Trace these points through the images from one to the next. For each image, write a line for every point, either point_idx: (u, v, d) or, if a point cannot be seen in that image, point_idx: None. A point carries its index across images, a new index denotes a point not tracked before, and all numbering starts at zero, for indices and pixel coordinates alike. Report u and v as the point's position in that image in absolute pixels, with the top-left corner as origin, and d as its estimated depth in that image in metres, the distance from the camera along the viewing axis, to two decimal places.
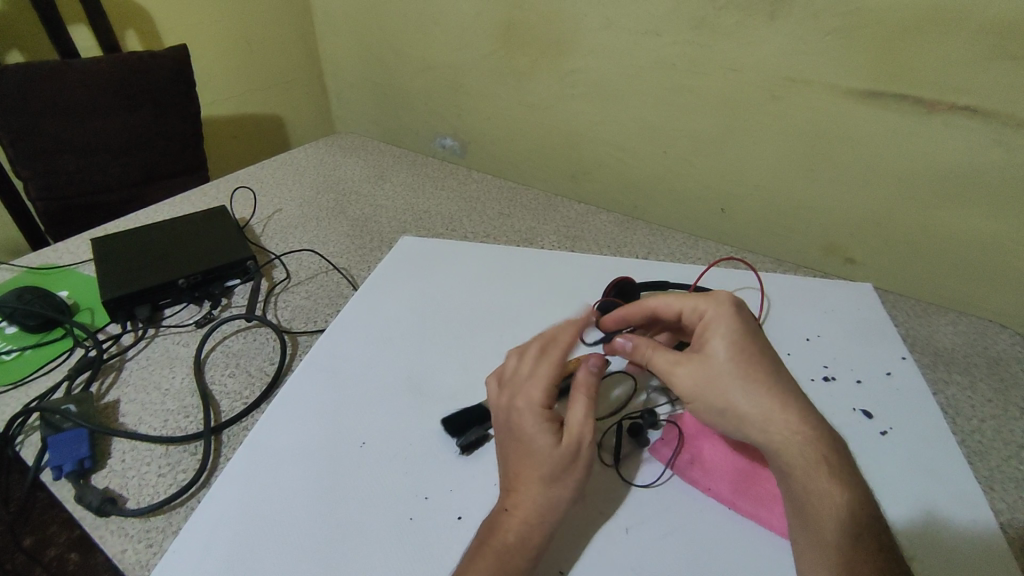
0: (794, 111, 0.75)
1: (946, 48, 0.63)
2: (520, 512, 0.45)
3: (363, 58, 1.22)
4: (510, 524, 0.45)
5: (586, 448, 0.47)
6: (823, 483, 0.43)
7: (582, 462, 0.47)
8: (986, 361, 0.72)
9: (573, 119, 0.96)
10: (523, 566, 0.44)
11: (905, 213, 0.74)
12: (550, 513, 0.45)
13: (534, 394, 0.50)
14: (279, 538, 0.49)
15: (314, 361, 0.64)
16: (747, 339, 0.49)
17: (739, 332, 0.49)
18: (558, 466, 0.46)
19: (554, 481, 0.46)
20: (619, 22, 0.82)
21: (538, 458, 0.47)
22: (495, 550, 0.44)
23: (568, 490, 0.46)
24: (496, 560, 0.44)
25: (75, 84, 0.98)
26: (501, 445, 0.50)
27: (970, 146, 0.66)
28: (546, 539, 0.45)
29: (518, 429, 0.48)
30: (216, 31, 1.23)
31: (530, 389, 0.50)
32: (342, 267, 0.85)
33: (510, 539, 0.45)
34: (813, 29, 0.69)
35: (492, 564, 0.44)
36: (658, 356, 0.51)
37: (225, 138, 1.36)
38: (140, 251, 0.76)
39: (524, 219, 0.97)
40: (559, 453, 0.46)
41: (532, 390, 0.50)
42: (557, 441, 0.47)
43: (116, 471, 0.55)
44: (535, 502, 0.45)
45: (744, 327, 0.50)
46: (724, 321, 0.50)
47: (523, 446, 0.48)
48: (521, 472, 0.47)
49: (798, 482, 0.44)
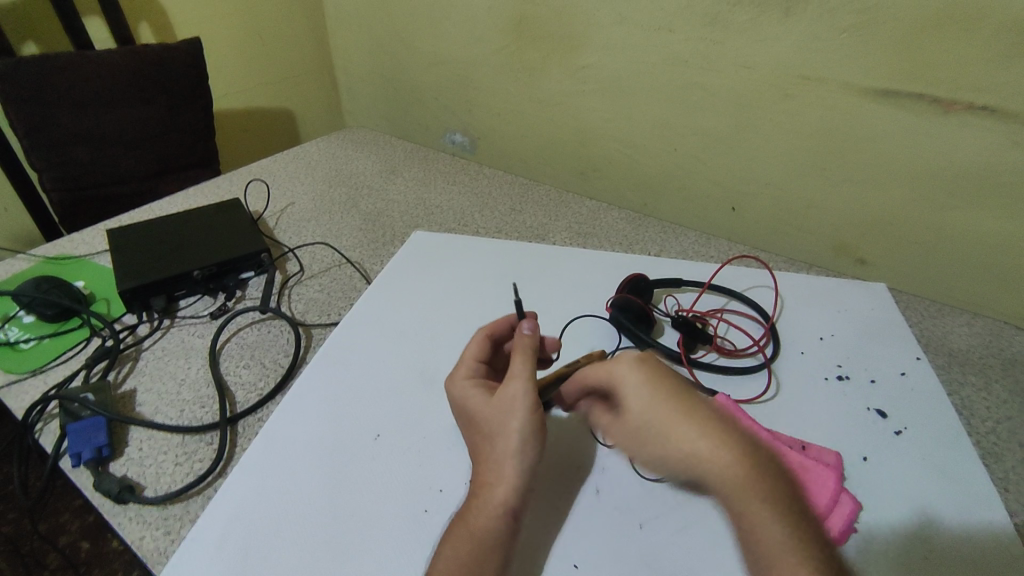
0: (809, 109, 0.75)
1: (964, 47, 0.62)
2: (481, 477, 0.47)
3: (374, 52, 1.22)
4: (477, 491, 0.46)
5: (520, 394, 0.48)
6: (761, 548, 0.36)
7: (520, 407, 0.47)
8: (999, 362, 0.72)
9: (584, 116, 0.96)
10: (492, 528, 0.44)
11: (920, 213, 0.74)
12: (503, 467, 0.46)
13: (466, 368, 0.54)
14: (294, 527, 0.49)
15: (327, 354, 0.65)
16: (649, 402, 0.41)
17: (643, 397, 0.42)
18: (496, 418, 0.48)
19: (498, 435, 0.47)
20: (633, 19, 0.82)
21: (480, 420, 0.49)
22: (462, 518, 0.45)
23: (515, 438, 0.46)
24: (466, 527, 0.45)
25: (89, 76, 0.98)
26: (462, 424, 0.52)
27: (987, 147, 0.66)
28: (511, 495, 0.45)
29: (466, 405, 0.51)
30: (227, 24, 1.23)
31: (464, 363, 0.54)
32: (356, 260, 0.85)
33: (475, 505, 0.46)
34: (829, 27, 0.68)
35: (469, 529, 0.44)
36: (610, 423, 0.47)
37: (236, 131, 1.36)
38: (155, 242, 0.77)
39: (535, 215, 0.98)
40: (492, 408, 0.49)
41: (465, 365, 0.54)
42: (490, 399, 0.49)
43: (134, 459, 0.56)
44: (490, 461, 0.47)
45: (642, 389, 0.42)
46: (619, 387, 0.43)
47: (467, 413, 0.51)
48: (475, 439, 0.49)
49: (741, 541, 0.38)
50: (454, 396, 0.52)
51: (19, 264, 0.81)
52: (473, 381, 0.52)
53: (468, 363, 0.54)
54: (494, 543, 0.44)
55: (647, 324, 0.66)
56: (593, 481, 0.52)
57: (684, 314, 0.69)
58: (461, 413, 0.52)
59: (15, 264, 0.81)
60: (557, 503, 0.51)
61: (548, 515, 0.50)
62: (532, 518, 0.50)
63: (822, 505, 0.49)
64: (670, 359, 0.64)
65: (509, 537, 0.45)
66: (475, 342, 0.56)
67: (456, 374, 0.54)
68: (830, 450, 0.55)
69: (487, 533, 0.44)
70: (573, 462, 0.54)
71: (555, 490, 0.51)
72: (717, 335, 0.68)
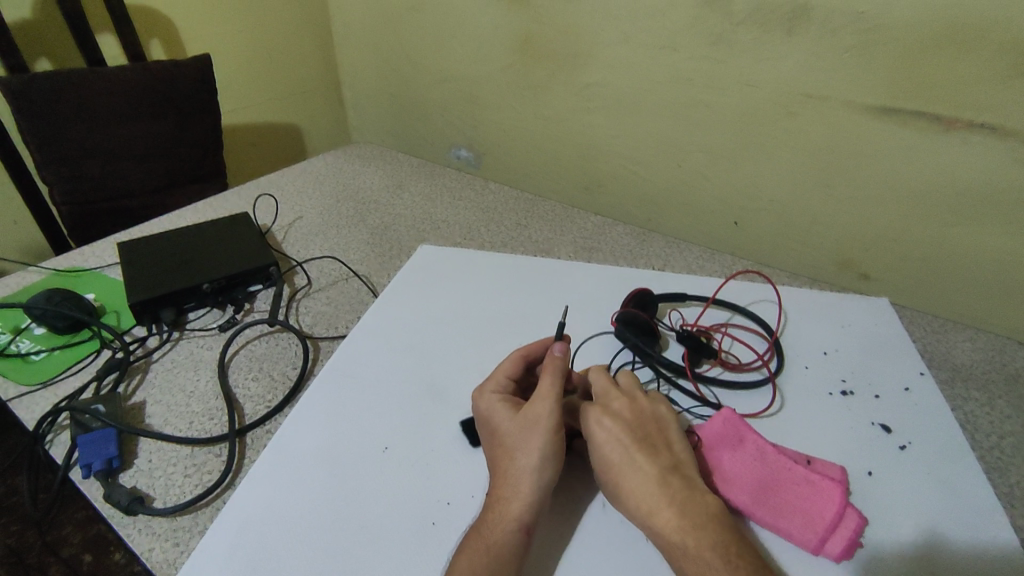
0: (810, 126, 0.76)
1: (963, 66, 0.63)
2: (498, 490, 0.49)
3: (381, 68, 1.24)
4: (493, 504, 0.48)
5: (546, 414, 0.51)
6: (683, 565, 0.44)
7: (545, 427, 0.50)
8: (1002, 378, 0.72)
9: (588, 132, 0.97)
10: (508, 540, 0.46)
11: (922, 229, 0.75)
12: (521, 482, 0.48)
13: (495, 381, 0.56)
14: (302, 539, 0.50)
15: (335, 367, 0.65)
16: (609, 444, 0.51)
17: (605, 439, 0.51)
18: (520, 435, 0.50)
19: (520, 451, 0.49)
20: (636, 37, 0.83)
21: (502, 434, 0.51)
22: (478, 529, 0.47)
23: (537, 457, 0.49)
24: (481, 539, 0.46)
25: (101, 92, 1.00)
26: (483, 435, 0.54)
27: (987, 163, 0.67)
28: (526, 509, 0.47)
29: (492, 418, 0.53)
30: (237, 41, 1.26)
31: (495, 376, 0.56)
32: (363, 274, 0.86)
33: (490, 517, 0.47)
34: (830, 46, 0.70)
35: (483, 544, 0.46)
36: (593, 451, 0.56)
37: (244, 146, 1.38)
38: (165, 255, 0.78)
39: (540, 230, 0.99)
40: (517, 425, 0.51)
41: (495, 379, 0.56)
42: (516, 416, 0.52)
43: (144, 470, 0.57)
44: (508, 476, 0.49)
45: (603, 434, 0.51)
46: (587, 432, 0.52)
47: (491, 427, 0.53)
48: (495, 452, 0.51)
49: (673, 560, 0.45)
50: (480, 408, 0.54)
51: (31, 277, 0.82)
52: (502, 396, 0.54)
53: (502, 376, 0.56)
54: (509, 556, 0.45)
55: (652, 338, 0.66)
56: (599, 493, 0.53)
57: (689, 328, 0.70)
58: (484, 425, 0.54)
59: (26, 277, 0.82)
60: (566, 517, 0.51)
61: (557, 529, 0.50)
62: (541, 532, 0.49)
63: (826, 520, 0.48)
64: (676, 373, 0.64)
65: (522, 550, 0.46)
66: (508, 357, 0.57)
67: (487, 386, 0.56)
68: (836, 466, 0.55)
69: (503, 545, 0.45)
70: (581, 476, 0.54)
71: (561, 503, 0.52)
72: (722, 350, 0.68)
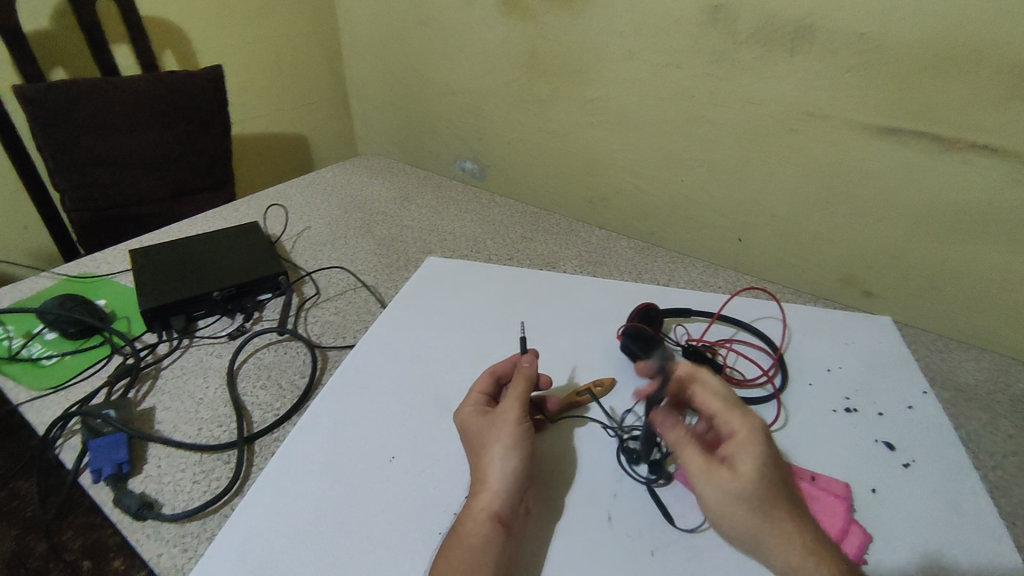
0: (814, 144, 0.77)
1: (963, 88, 0.65)
2: (472, 486, 0.50)
3: (389, 81, 1.26)
4: (468, 499, 0.49)
5: (508, 411, 0.53)
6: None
7: (508, 421, 0.52)
8: (1006, 398, 0.72)
9: (593, 146, 0.99)
10: (481, 531, 0.46)
11: (924, 248, 0.76)
12: (488, 473, 0.49)
13: (467, 394, 0.58)
14: (311, 545, 0.50)
15: (343, 377, 0.66)
16: (773, 460, 0.48)
17: (770, 452, 0.48)
18: (485, 432, 0.52)
19: (486, 446, 0.51)
20: (642, 55, 0.85)
21: (472, 435, 0.53)
22: (455, 524, 0.48)
23: (501, 447, 0.50)
24: (457, 533, 0.47)
25: (115, 101, 1.02)
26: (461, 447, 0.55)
27: (988, 184, 0.68)
28: (496, 499, 0.48)
29: (465, 426, 0.54)
30: (249, 53, 1.28)
31: (467, 390, 0.58)
32: (371, 284, 0.87)
33: (465, 512, 0.48)
34: (832, 66, 0.71)
35: (460, 540, 0.46)
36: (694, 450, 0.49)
37: (252, 156, 1.39)
38: (176, 262, 0.79)
39: (546, 244, 1.00)
40: (483, 423, 0.53)
41: (467, 392, 0.58)
42: (482, 417, 0.54)
43: (152, 476, 0.57)
44: (478, 470, 0.50)
45: (769, 448, 0.48)
46: (753, 436, 0.48)
47: (464, 432, 0.55)
48: (469, 454, 0.53)
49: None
50: (456, 418, 0.56)
51: (42, 282, 0.83)
52: (474, 405, 0.56)
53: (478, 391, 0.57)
54: (481, 544, 0.46)
55: (658, 353, 0.67)
56: (605, 505, 0.53)
57: (694, 344, 0.70)
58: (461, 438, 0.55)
59: (37, 282, 0.83)
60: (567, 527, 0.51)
61: (557, 539, 0.50)
62: (539, 539, 0.50)
63: (835, 528, 0.51)
64: None
65: (497, 539, 0.46)
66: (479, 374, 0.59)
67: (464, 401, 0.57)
68: (840, 482, 0.56)
69: (474, 535, 0.46)
70: (587, 489, 0.54)
71: (567, 517, 0.52)
72: (726, 365, 0.69)
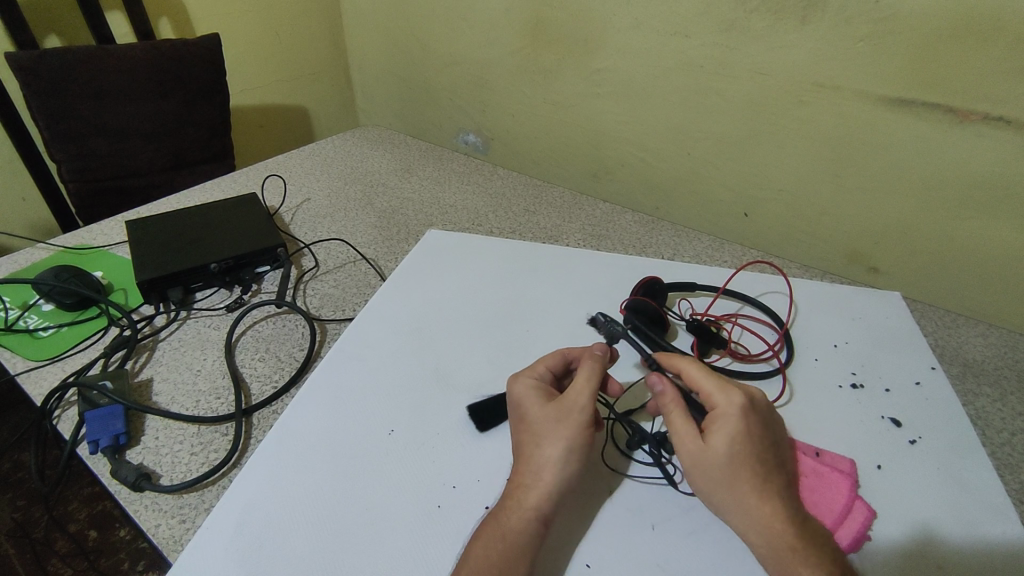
0: (823, 116, 0.75)
1: (981, 58, 0.62)
2: (519, 477, 0.48)
3: (390, 52, 1.23)
4: (512, 492, 0.47)
5: (579, 408, 0.50)
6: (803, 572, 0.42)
7: (575, 421, 0.49)
8: (1015, 374, 0.71)
9: (598, 118, 0.96)
10: (524, 529, 0.45)
11: (935, 224, 0.74)
12: (543, 471, 0.47)
13: (533, 370, 0.55)
14: (307, 518, 0.50)
15: (342, 349, 0.65)
16: (751, 437, 0.47)
17: (749, 430, 0.47)
18: (550, 424, 0.49)
19: (547, 441, 0.48)
20: (649, 23, 0.82)
21: (531, 420, 0.50)
22: (495, 512, 0.47)
23: (562, 447, 0.48)
24: (497, 525, 0.46)
25: (109, 70, 0.99)
26: (512, 424, 0.52)
27: (1004, 158, 0.65)
28: (545, 500, 0.46)
29: (525, 403, 0.51)
30: (247, 21, 1.24)
31: (534, 367, 0.55)
32: (370, 257, 0.85)
33: (509, 503, 0.47)
34: (846, 35, 0.68)
35: (499, 539, 0.44)
36: (679, 419, 0.49)
37: (252, 128, 1.37)
38: (172, 234, 0.78)
39: (549, 217, 0.98)
40: (547, 414, 0.50)
41: (533, 369, 0.55)
42: (547, 405, 0.51)
43: (150, 447, 0.57)
44: (531, 464, 0.48)
45: (752, 425, 0.47)
46: (730, 408, 0.47)
47: (520, 413, 0.52)
48: (521, 439, 0.50)
49: (771, 566, 0.43)
50: (513, 392, 0.53)
51: (39, 254, 0.82)
52: (537, 385, 0.53)
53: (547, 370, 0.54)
54: (522, 545, 0.44)
55: (661, 328, 0.66)
56: (606, 481, 0.52)
57: (698, 318, 0.70)
58: (516, 416, 0.52)
59: (35, 253, 0.82)
60: (579, 508, 0.50)
61: (567, 518, 0.49)
62: (563, 524, 0.49)
63: (834, 514, 0.49)
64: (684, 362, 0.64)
65: (539, 540, 0.45)
66: (551, 354, 0.56)
67: (527, 375, 0.54)
68: (846, 459, 0.54)
69: (518, 531, 0.45)
70: (592, 465, 0.53)
71: (577, 494, 0.51)
72: (731, 340, 0.68)
